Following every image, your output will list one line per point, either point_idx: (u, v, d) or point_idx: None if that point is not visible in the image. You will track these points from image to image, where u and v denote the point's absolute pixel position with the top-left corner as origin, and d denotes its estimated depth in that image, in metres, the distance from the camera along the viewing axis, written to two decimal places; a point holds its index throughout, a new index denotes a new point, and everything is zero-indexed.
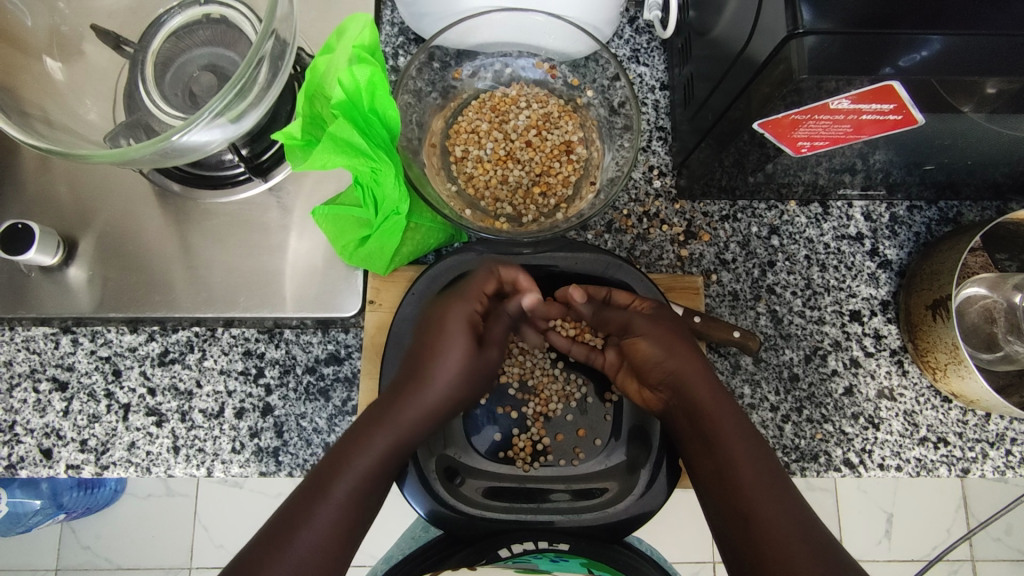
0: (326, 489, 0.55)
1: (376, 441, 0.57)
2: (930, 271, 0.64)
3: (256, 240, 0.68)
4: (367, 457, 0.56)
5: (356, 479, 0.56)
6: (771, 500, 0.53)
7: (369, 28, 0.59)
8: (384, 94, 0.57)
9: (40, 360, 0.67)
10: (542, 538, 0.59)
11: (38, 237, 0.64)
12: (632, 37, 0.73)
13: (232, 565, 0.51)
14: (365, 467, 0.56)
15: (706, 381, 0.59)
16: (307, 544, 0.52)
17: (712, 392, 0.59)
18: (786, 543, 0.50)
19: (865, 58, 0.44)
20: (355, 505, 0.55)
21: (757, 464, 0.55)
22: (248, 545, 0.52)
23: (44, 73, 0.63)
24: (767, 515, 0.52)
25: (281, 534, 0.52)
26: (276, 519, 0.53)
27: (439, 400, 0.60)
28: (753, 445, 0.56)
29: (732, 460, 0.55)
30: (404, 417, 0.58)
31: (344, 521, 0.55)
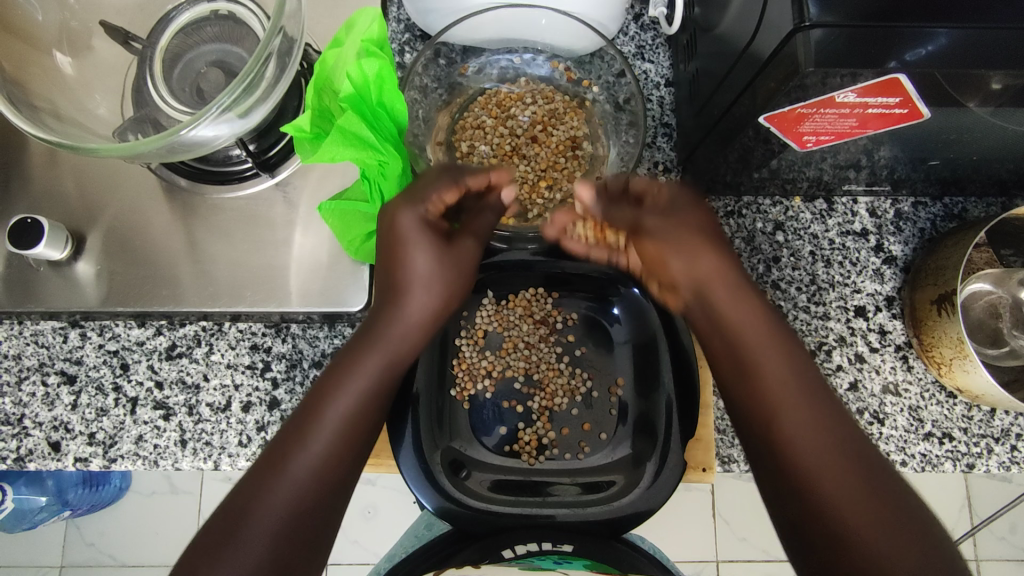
0: (316, 419, 0.50)
1: (366, 363, 0.53)
2: (936, 266, 0.64)
3: (263, 235, 0.69)
4: (355, 390, 0.52)
5: (343, 415, 0.51)
6: (842, 462, 0.47)
7: (378, 22, 0.60)
8: (392, 87, 0.61)
9: (48, 354, 0.67)
10: (544, 540, 0.59)
11: (46, 231, 0.64)
12: (637, 34, 0.73)
13: (200, 536, 0.47)
14: (356, 393, 0.52)
15: (759, 331, 0.52)
16: (291, 489, 0.48)
17: (772, 347, 0.51)
18: (852, 504, 0.46)
19: (871, 51, 0.44)
20: (337, 446, 0.50)
21: (818, 427, 0.48)
22: (218, 510, 0.48)
23: (54, 68, 0.63)
24: (828, 479, 0.47)
25: (262, 479, 0.48)
26: (248, 478, 0.48)
27: (418, 316, 0.56)
28: (822, 401, 0.49)
29: (786, 419, 0.49)
30: (382, 344, 0.54)
31: (331, 464, 0.49)
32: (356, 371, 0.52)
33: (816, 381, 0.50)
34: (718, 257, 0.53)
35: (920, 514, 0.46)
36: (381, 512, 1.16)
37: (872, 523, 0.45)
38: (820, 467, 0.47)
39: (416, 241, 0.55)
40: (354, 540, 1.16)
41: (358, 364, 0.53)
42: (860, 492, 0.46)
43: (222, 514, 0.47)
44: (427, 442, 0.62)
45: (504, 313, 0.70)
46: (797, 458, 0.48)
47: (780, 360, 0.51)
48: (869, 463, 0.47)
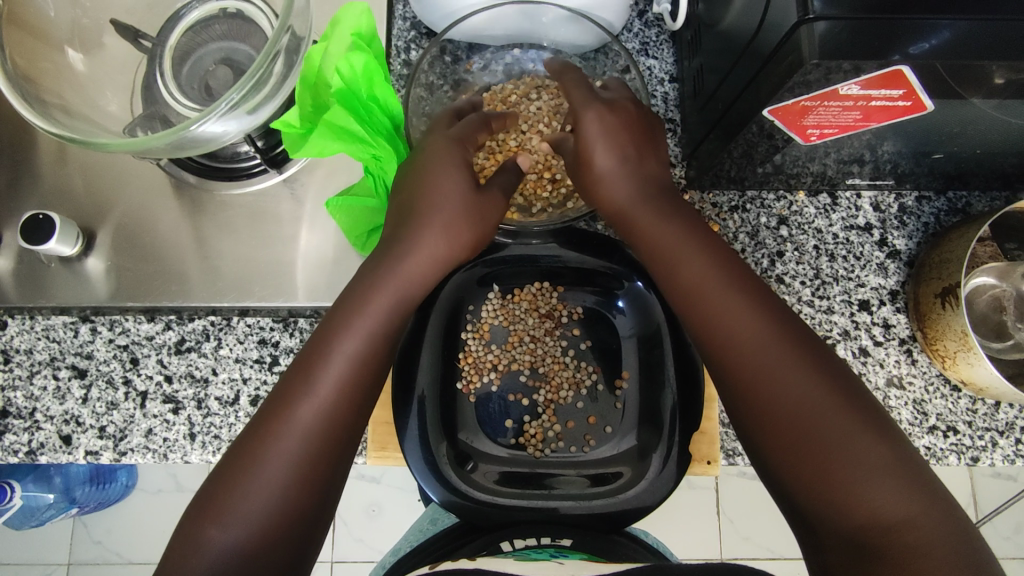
0: (312, 368, 0.49)
1: (358, 322, 0.51)
2: (940, 259, 0.64)
3: (271, 231, 0.69)
4: (347, 337, 0.50)
5: (342, 360, 0.49)
6: (825, 405, 0.44)
7: (366, 16, 0.63)
8: (381, 80, 0.64)
9: (59, 349, 0.68)
10: (544, 534, 0.58)
11: (58, 227, 0.65)
12: (641, 30, 0.74)
13: (213, 478, 0.46)
14: (341, 365, 0.49)
15: (718, 276, 0.50)
16: (273, 466, 0.46)
17: (728, 290, 0.49)
18: (835, 443, 0.43)
19: (874, 43, 0.44)
20: (320, 418, 0.47)
21: (796, 365, 0.45)
22: (223, 461, 0.47)
23: (65, 66, 0.64)
24: (809, 422, 0.44)
25: (248, 455, 0.46)
26: (255, 422, 0.48)
27: (428, 250, 0.55)
28: (783, 347, 0.46)
29: (753, 361, 0.47)
30: (390, 280, 0.53)
31: (336, 411, 0.48)
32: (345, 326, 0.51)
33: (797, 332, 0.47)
34: (679, 220, 0.53)
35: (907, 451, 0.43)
36: (386, 509, 1.17)
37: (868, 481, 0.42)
38: (792, 406, 0.45)
39: (442, 185, 0.56)
40: (360, 538, 1.16)
41: (352, 316, 0.51)
42: (841, 430, 0.43)
43: (228, 460, 0.46)
44: (434, 435, 0.63)
45: (510, 308, 0.71)
46: (769, 403, 0.46)
47: (739, 302, 0.49)
48: (852, 403, 0.44)
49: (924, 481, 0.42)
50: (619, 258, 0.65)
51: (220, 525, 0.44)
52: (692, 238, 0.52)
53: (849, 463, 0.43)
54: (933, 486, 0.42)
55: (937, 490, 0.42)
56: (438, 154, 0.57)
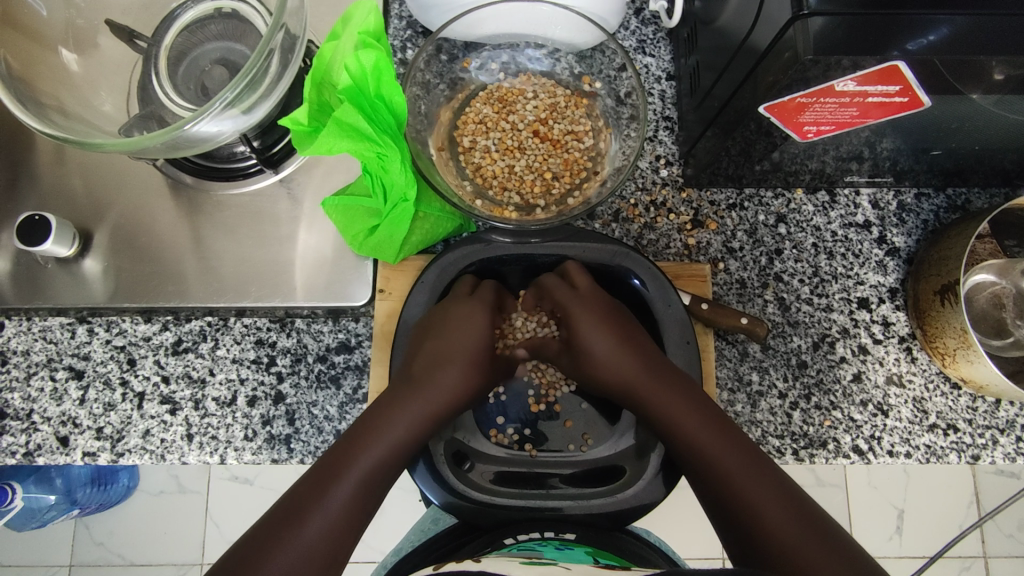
0: (341, 471, 0.55)
1: (395, 426, 0.59)
2: (938, 256, 0.64)
3: (268, 230, 0.69)
4: (398, 422, 0.59)
5: (372, 463, 0.57)
6: (747, 476, 0.55)
7: (375, 15, 0.59)
8: (390, 79, 0.59)
9: (56, 350, 0.68)
10: (548, 529, 0.59)
11: (54, 228, 0.65)
12: (638, 28, 0.73)
13: (243, 538, 0.50)
14: (385, 447, 0.58)
15: (630, 358, 0.62)
16: (318, 526, 0.52)
17: (652, 372, 0.61)
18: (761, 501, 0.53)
19: (870, 37, 0.44)
20: (365, 490, 0.56)
21: (723, 443, 0.56)
22: (258, 523, 0.51)
23: (60, 66, 0.64)
24: (744, 487, 0.54)
25: (291, 513, 0.51)
26: (290, 496, 0.53)
27: (447, 398, 0.62)
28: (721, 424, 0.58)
29: (696, 438, 0.57)
30: (417, 408, 0.60)
31: (354, 505, 0.54)
32: (381, 434, 0.58)
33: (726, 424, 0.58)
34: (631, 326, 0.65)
35: (814, 510, 0.52)
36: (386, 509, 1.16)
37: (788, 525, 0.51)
38: (731, 474, 0.55)
39: (463, 311, 0.64)
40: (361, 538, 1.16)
41: (388, 422, 0.59)
42: (763, 494, 0.53)
43: (270, 520, 0.51)
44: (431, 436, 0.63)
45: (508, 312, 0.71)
46: (705, 466, 0.56)
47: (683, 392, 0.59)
48: (772, 479, 0.54)
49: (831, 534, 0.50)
50: (615, 258, 0.64)
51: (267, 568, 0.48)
52: (608, 331, 0.64)
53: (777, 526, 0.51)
54: (846, 543, 0.49)
55: (851, 546, 0.49)
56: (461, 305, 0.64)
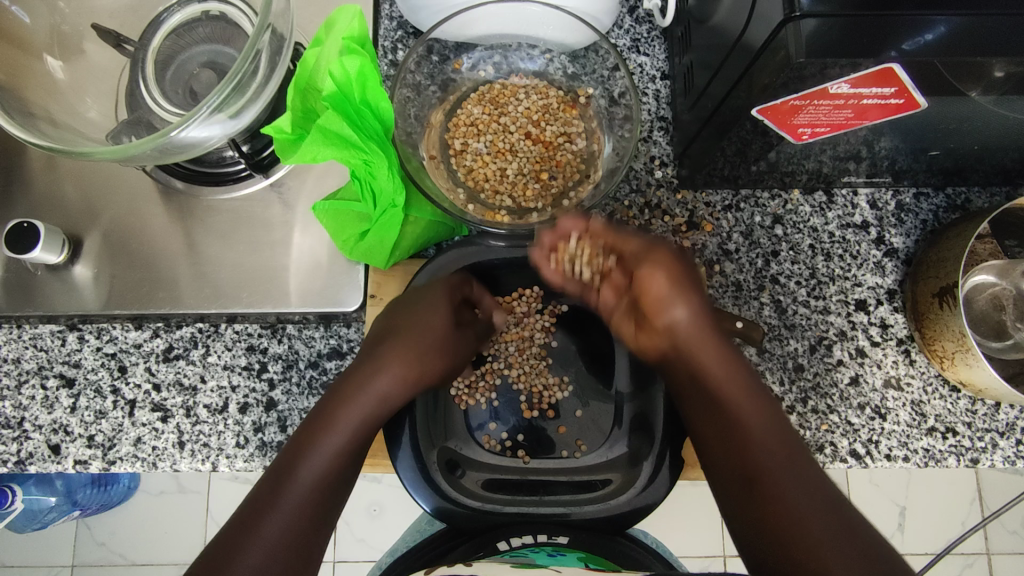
0: (294, 473, 0.54)
1: (348, 418, 0.57)
2: (937, 258, 0.63)
3: (259, 236, 0.69)
4: (352, 417, 0.57)
5: (325, 459, 0.55)
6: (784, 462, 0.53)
7: (358, 19, 0.59)
8: (375, 85, 0.59)
9: (47, 358, 0.67)
10: (539, 532, 0.59)
11: (43, 235, 0.64)
12: (632, 27, 0.72)
13: (213, 542, 0.51)
14: (343, 441, 0.56)
15: (700, 338, 0.57)
16: (276, 528, 0.52)
17: (708, 355, 0.57)
18: (800, 503, 0.51)
19: (864, 40, 0.43)
20: (323, 487, 0.55)
21: (774, 440, 0.54)
22: (226, 525, 0.52)
23: (46, 72, 0.63)
24: (782, 486, 0.52)
25: (251, 517, 0.52)
26: (252, 497, 0.53)
27: (404, 388, 0.60)
28: (773, 421, 0.55)
29: (748, 433, 0.55)
30: (369, 402, 0.58)
31: (314, 501, 0.54)
32: (337, 429, 0.57)
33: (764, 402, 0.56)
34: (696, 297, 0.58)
35: (852, 515, 0.52)
36: (385, 509, 1.15)
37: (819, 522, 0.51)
38: (773, 477, 0.53)
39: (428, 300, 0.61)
40: (360, 538, 1.16)
41: (338, 418, 0.57)
42: (805, 495, 0.52)
43: (234, 526, 0.51)
44: (424, 441, 0.62)
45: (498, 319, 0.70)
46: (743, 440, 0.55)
47: (740, 387, 0.56)
48: (815, 480, 0.53)
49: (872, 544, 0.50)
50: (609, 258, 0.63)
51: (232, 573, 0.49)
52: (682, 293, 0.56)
53: (816, 535, 0.50)
54: (886, 548, 0.49)
55: (886, 554, 0.49)
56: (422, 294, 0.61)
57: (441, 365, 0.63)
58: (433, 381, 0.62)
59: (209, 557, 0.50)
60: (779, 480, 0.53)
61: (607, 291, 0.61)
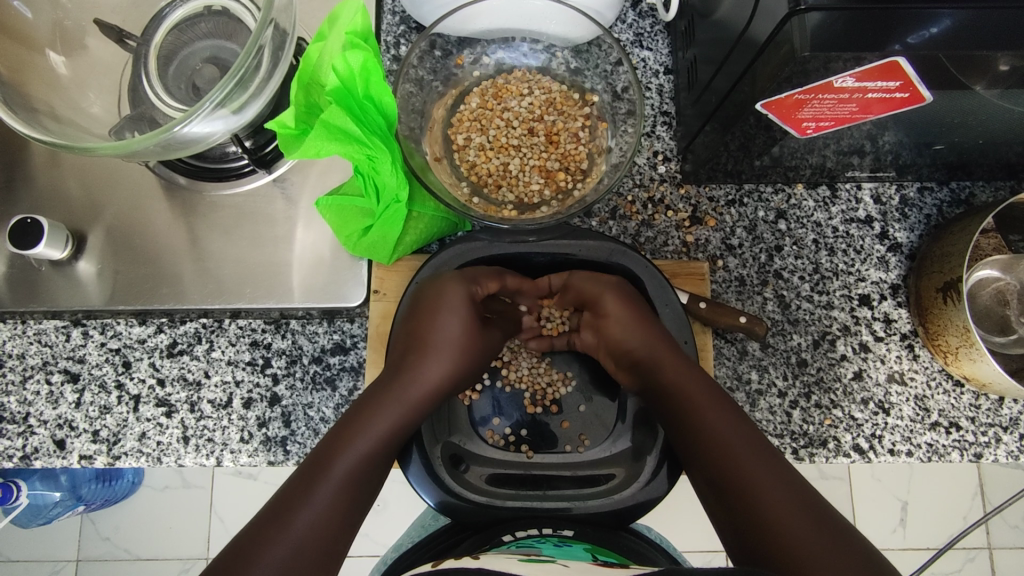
0: (325, 471, 0.55)
1: (378, 421, 0.58)
2: (941, 253, 0.63)
3: (263, 231, 0.69)
4: (381, 413, 0.58)
5: (355, 458, 0.56)
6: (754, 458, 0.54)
7: (361, 14, 0.58)
8: (379, 80, 0.58)
9: (52, 353, 0.68)
10: (544, 525, 0.59)
11: (47, 231, 0.65)
12: (635, 21, 0.72)
13: (241, 533, 0.51)
14: (374, 435, 0.58)
15: (667, 359, 0.60)
16: (306, 520, 0.52)
17: (677, 371, 0.60)
18: (775, 500, 0.51)
19: (870, 33, 0.43)
20: (353, 482, 0.56)
21: (745, 445, 0.55)
22: (254, 519, 0.52)
23: (48, 67, 0.63)
24: (757, 487, 0.53)
25: (281, 509, 0.52)
26: (281, 494, 0.53)
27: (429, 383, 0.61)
28: (740, 426, 0.57)
29: (719, 445, 0.56)
30: (397, 403, 0.59)
31: (344, 497, 0.55)
32: (367, 425, 0.58)
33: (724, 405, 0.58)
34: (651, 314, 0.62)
35: (831, 514, 0.51)
36: (388, 504, 1.15)
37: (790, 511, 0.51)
38: (748, 480, 0.53)
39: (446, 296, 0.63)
40: (363, 532, 1.16)
41: (366, 420, 0.58)
42: (780, 493, 0.52)
43: (263, 517, 0.52)
44: (427, 436, 0.62)
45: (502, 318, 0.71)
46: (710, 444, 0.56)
47: (710, 396, 0.58)
48: (790, 481, 0.53)
49: (848, 535, 0.49)
50: (612, 250, 0.63)
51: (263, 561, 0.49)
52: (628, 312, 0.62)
53: (795, 530, 0.49)
54: (859, 541, 0.48)
55: (869, 550, 0.48)
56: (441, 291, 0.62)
57: (465, 372, 0.64)
58: (455, 382, 0.63)
59: (238, 546, 0.49)
60: (758, 487, 0.53)
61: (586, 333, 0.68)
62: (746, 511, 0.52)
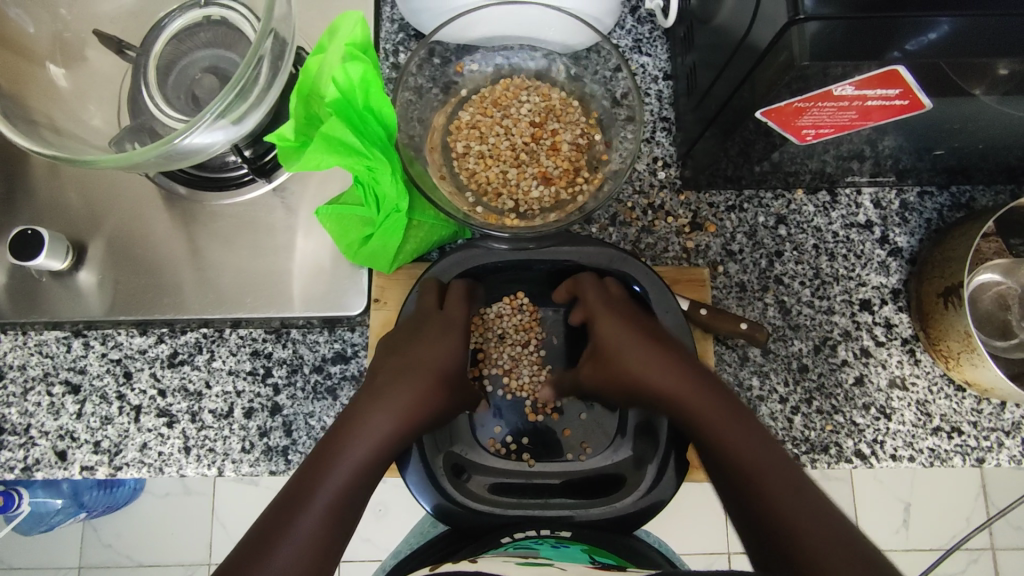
0: (306, 499, 0.53)
1: (356, 449, 0.56)
2: (942, 258, 0.63)
3: (264, 241, 0.69)
4: (362, 440, 0.57)
5: (336, 487, 0.55)
6: (769, 474, 0.54)
7: (361, 26, 0.59)
8: (378, 91, 0.58)
9: (52, 364, 0.67)
10: (543, 527, 0.59)
11: (47, 242, 0.65)
12: (634, 27, 0.72)
13: (224, 566, 0.49)
14: (356, 463, 0.56)
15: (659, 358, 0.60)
16: (286, 554, 0.50)
17: (667, 372, 0.59)
18: (791, 511, 0.51)
19: (869, 42, 0.43)
20: (335, 511, 0.54)
21: (758, 459, 0.55)
22: (235, 551, 0.50)
23: (48, 80, 0.63)
24: (773, 498, 0.52)
25: (261, 542, 0.50)
26: (263, 522, 0.52)
27: (416, 409, 0.59)
28: (754, 435, 0.56)
29: (735, 452, 0.56)
30: (375, 433, 0.57)
31: (324, 527, 0.52)
32: (346, 454, 0.56)
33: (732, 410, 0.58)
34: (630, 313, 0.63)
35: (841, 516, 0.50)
36: (390, 509, 1.15)
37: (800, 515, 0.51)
38: (766, 494, 0.53)
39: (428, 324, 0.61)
40: (365, 538, 1.16)
41: (345, 448, 0.56)
42: (800, 510, 0.51)
43: (243, 550, 0.50)
44: (430, 445, 0.61)
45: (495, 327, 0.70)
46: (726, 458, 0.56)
47: (723, 415, 0.57)
48: (802, 489, 0.52)
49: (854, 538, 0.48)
50: (615, 266, 0.64)
51: None
52: (629, 319, 0.62)
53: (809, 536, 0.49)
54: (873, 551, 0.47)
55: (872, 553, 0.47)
56: (429, 322, 0.61)
57: (451, 399, 0.62)
58: (440, 413, 0.60)
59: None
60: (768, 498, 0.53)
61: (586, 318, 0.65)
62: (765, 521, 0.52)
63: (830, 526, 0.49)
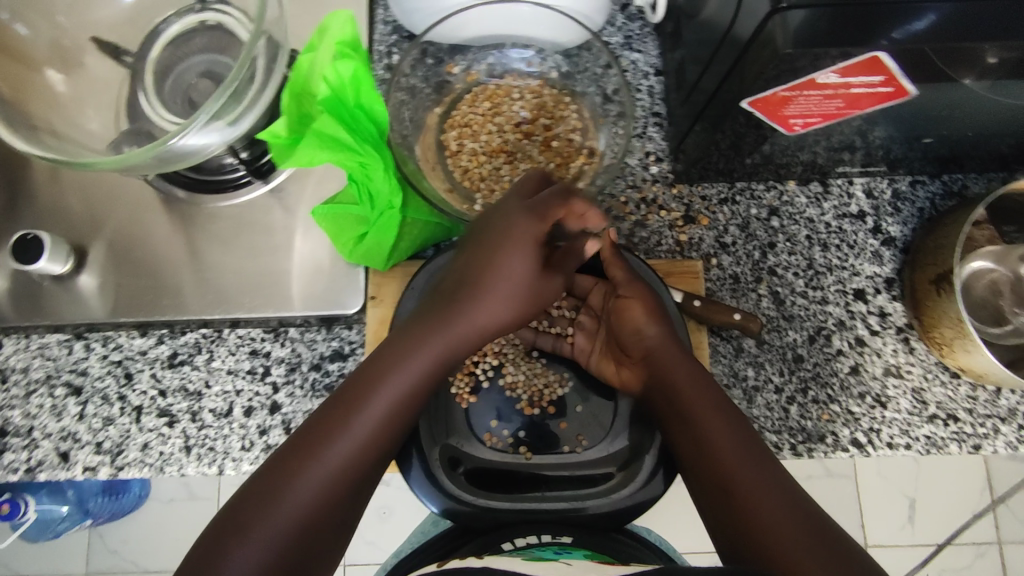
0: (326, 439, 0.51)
1: (389, 385, 0.52)
2: (934, 245, 0.63)
3: (261, 241, 0.70)
4: (404, 375, 0.53)
5: (356, 439, 0.51)
6: (754, 469, 0.53)
7: (350, 25, 0.61)
8: (369, 89, 0.61)
9: (55, 366, 0.68)
10: (544, 532, 0.58)
11: (48, 246, 0.66)
12: (624, 24, 0.73)
13: (228, 507, 0.48)
14: (388, 402, 0.52)
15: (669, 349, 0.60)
16: (299, 497, 0.48)
17: (674, 363, 0.60)
18: (771, 508, 0.50)
19: (851, 28, 0.43)
20: (359, 454, 0.51)
21: (741, 450, 0.55)
22: (241, 493, 0.49)
23: (46, 85, 0.64)
24: (757, 493, 0.52)
25: (273, 483, 0.48)
26: (279, 460, 0.50)
27: (482, 326, 0.55)
28: (739, 429, 0.56)
29: (717, 447, 0.55)
30: (414, 371, 0.53)
31: (342, 476, 0.50)
32: (384, 389, 0.52)
33: (719, 403, 0.58)
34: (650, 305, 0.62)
35: (823, 517, 0.51)
36: (393, 512, 1.15)
37: (784, 513, 0.50)
38: (748, 487, 0.52)
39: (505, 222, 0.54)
40: (370, 541, 1.16)
41: (373, 390, 0.52)
42: (774, 503, 0.51)
43: (253, 489, 0.48)
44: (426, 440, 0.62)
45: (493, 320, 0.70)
46: (710, 449, 0.55)
47: (715, 411, 0.57)
48: (782, 485, 0.52)
49: (837, 535, 0.49)
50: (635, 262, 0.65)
51: (245, 545, 0.46)
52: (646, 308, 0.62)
53: (788, 535, 0.48)
54: (855, 551, 0.48)
55: (858, 554, 0.47)
56: (510, 217, 0.54)
57: (522, 309, 0.57)
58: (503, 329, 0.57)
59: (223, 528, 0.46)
60: (751, 494, 0.52)
61: (580, 338, 0.70)
62: (736, 517, 0.51)
63: (813, 522, 0.50)
